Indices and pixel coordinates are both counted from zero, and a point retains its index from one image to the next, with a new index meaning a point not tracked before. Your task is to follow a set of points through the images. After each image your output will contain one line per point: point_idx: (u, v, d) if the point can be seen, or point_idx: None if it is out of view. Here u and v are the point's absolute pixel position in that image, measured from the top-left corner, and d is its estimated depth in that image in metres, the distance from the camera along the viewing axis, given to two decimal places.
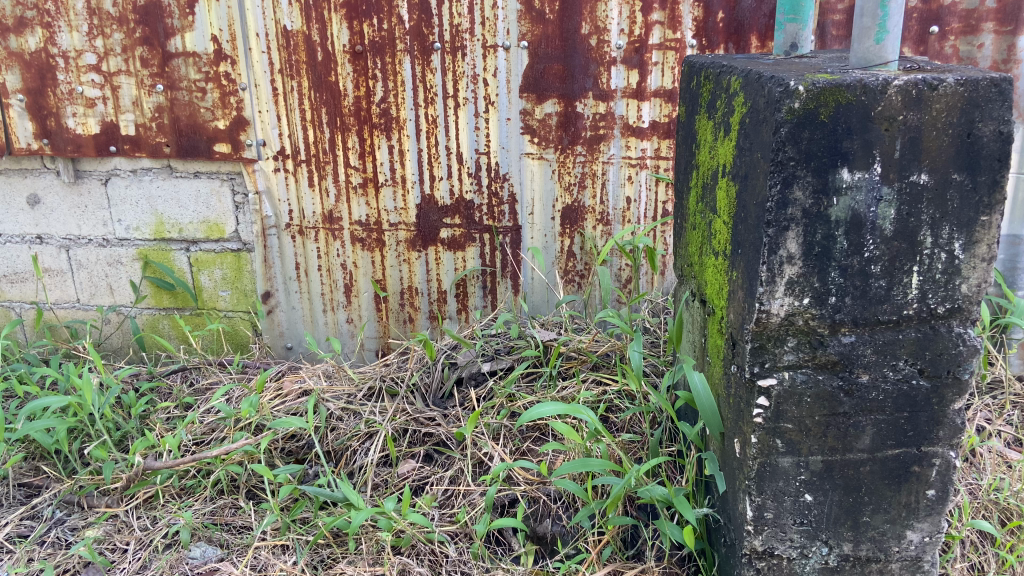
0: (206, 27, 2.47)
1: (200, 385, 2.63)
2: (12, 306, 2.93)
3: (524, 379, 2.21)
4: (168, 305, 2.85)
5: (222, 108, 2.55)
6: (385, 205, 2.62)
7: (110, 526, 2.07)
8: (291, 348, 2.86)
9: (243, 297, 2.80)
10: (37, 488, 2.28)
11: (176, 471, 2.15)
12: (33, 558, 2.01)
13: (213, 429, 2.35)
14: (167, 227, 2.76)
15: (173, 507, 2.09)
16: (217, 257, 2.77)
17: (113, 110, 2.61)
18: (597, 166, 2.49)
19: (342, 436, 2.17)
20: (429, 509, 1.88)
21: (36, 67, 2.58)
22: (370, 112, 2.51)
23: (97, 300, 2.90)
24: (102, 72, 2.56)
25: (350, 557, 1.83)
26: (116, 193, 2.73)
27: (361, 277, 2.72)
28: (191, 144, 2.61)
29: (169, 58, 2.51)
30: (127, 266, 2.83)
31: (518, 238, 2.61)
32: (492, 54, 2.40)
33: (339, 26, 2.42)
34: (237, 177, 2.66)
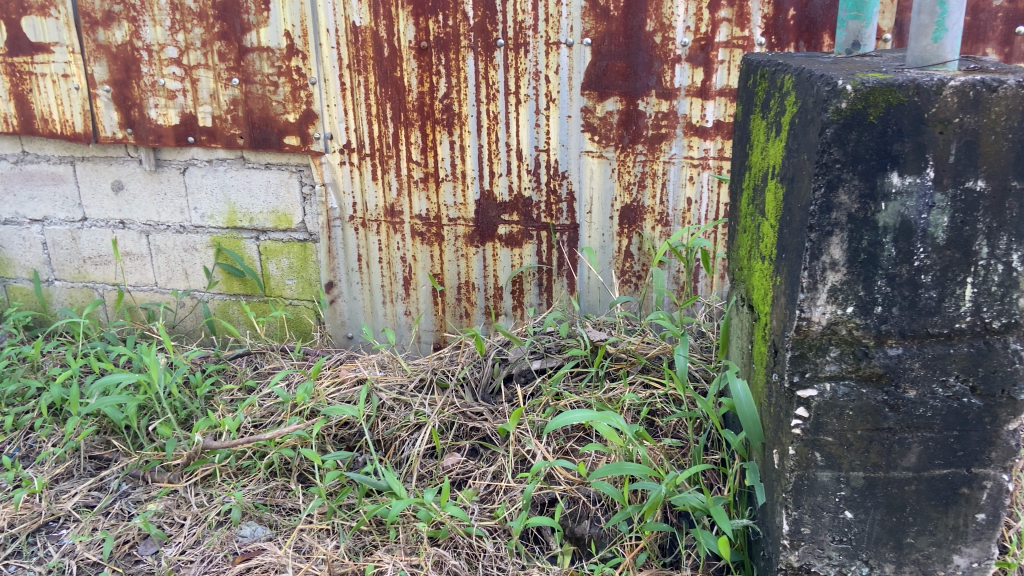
0: (279, 23, 2.54)
1: (263, 370, 2.73)
2: (95, 287, 3.09)
3: (572, 377, 2.21)
4: (237, 292, 2.96)
5: (293, 101, 2.63)
6: (445, 199, 2.64)
7: (170, 501, 2.17)
8: (351, 337, 2.92)
9: (308, 286, 2.88)
10: (107, 460, 2.42)
11: (234, 451, 2.24)
12: (97, 528, 2.13)
13: (271, 412, 2.43)
14: (239, 216, 2.86)
15: (228, 486, 2.18)
16: (284, 246, 2.85)
17: (191, 102, 2.72)
18: (658, 166, 2.45)
19: (392, 426, 2.22)
20: (470, 503, 1.90)
21: (122, 59, 2.72)
22: (433, 108, 2.54)
23: (173, 284, 3.02)
24: (182, 65, 2.68)
25: (389, 545, 1.85)
26: (192, 182, 2.85)
27: (420, 270, 2.76)
28: (263, 136, 2.70)
29: (245, 52, 2.60)
30: (201, 253, 2.94)
31: (575, 236, 2.60)
32: (555, 51, 2.39)
33: (405, 23, 2.46)
34: (305, 169, 2.74)
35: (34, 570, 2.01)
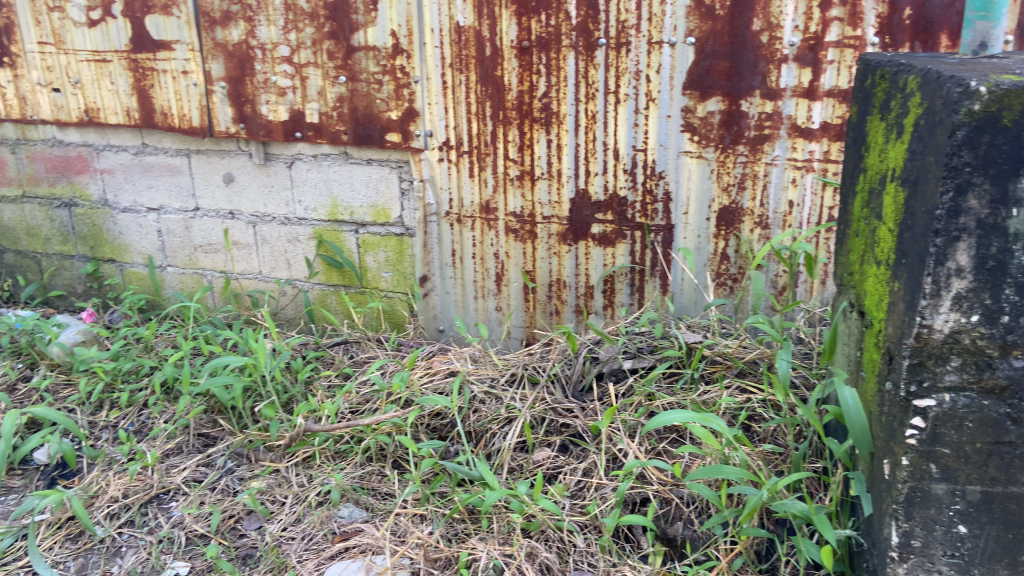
0: (386, 23, 2.62)
1: (359, 359, 2.83)
2: (204, 274, 3.26)
3: (665, 379, 2.21)
4: (336, 283, 3.06)
5: (396, 99, 2.71)
6: (540, 197, 2.67)
7: (272, 480, 2.29)
8: (443, 331, 2.98)
9: (403, 279, 2.96)
10: (213, 438, 2.55)
11: (332, 435, 2.34)
12: (205, 501, 2.26)
13: (366, 399, 2.51)
14: (341, 210, 2.96)
15: (327, 468, 2.28)
16: (382, 240, 2.94)
17: (300, 99, 2.83)
18: (759, 167, 2.41)
19: (483, 419, 2.27)
20: (561, 498, 1.93)
21: (237, 57, 2.86)
22: (532, 107, 2.56)
23: (276, 274, 3.15)
24: (293, 63, 2.79)
25: (482, 534, 1.89)
26: (298, 176, 2.97)
27: (513, 267, 2.79)
28: (366, 133, 2.79)
29: (352, 51, 2.70)
30: (304, 244, 3.06)
31: (670, 237, 2.58)
32: (657, 50, 2.38)
33: (508, 22, 2.50)
34: (405, 165, 2.81)
35: (147, 539, 2.16)
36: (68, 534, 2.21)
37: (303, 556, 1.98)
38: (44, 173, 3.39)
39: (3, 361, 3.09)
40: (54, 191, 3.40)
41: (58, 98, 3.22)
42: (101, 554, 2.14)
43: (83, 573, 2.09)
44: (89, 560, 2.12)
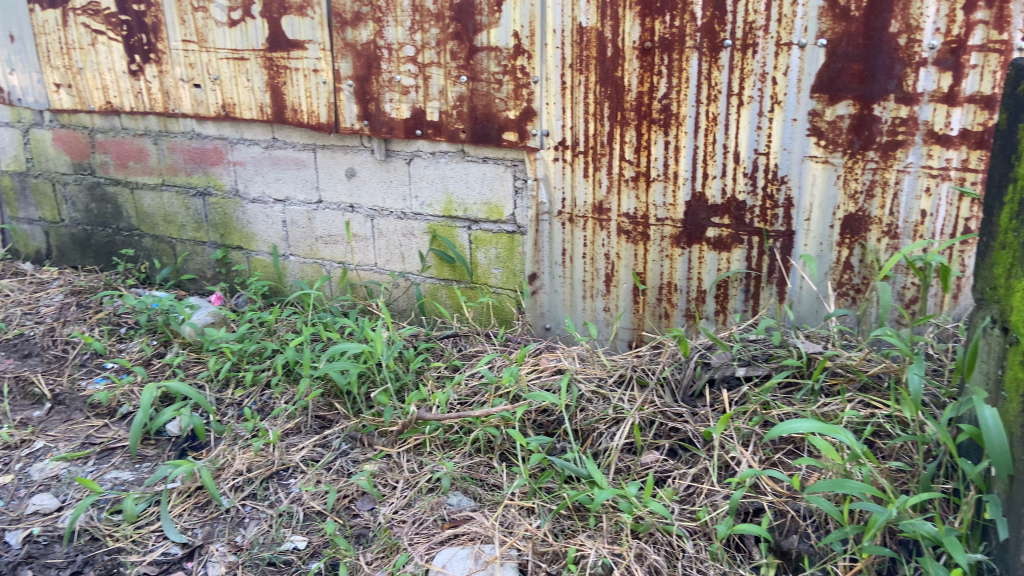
0: (509, 24, 2.67)
1: (468, 352, 2.89)
2: (324, 264, 3.41)
3: (782, 389, 2.17)
4: (447, 277, 3.14)
5: (514, 99, 2.75)
6: (654, 199, 2.65)
7: (383, 463, 2.38)
8: (549, 329, 3.01)
9: (513, 276, 3.00)
10: (329, 420, 2.67)
11: (442, 425, 2.41)
12: (321, 480, 2.38)
13: (475, 392, 2.57)
14: (455, 206, 3.03)
15: (437, 456, 2.35)
16: (494, 236, 2.99)
17: (422, 98, 2.92)
18: (890, 174, 2.32)
19: (590, 418, 2.27)
20: (670, 502, 1.93)
21: (365, 56, 2.97)
22: (651, 108, 2.55)
23: (390, 266, 3.27)
24: (417, 63, 2.88)
25: (590, 531, 1.91)
26: (416, 172, 3.07)
27: (623, 268, 2.78)
28: (483, 131, 2.85)
29: (474, 52, 2.76)
30: (418, 238, 3.16)
31: (790, 244, 2.51)
32: (786, 51, 2.33)
33: (631, 23, 2.50)
34: (520, 164, 2.85)
35: (268, 512, 2.29)
36: (196, 503, 2.36)
37: (414, 540, 2.05)
38: (182, 163, 3.62)
39: (140, 338, 3.32)
40: (191, 180, 3.63)
41: (198, 94, 3.43)
42: (226, 524, 2.27)
43: (210, 540, 2.22)
44: (215, 529, 2.26)
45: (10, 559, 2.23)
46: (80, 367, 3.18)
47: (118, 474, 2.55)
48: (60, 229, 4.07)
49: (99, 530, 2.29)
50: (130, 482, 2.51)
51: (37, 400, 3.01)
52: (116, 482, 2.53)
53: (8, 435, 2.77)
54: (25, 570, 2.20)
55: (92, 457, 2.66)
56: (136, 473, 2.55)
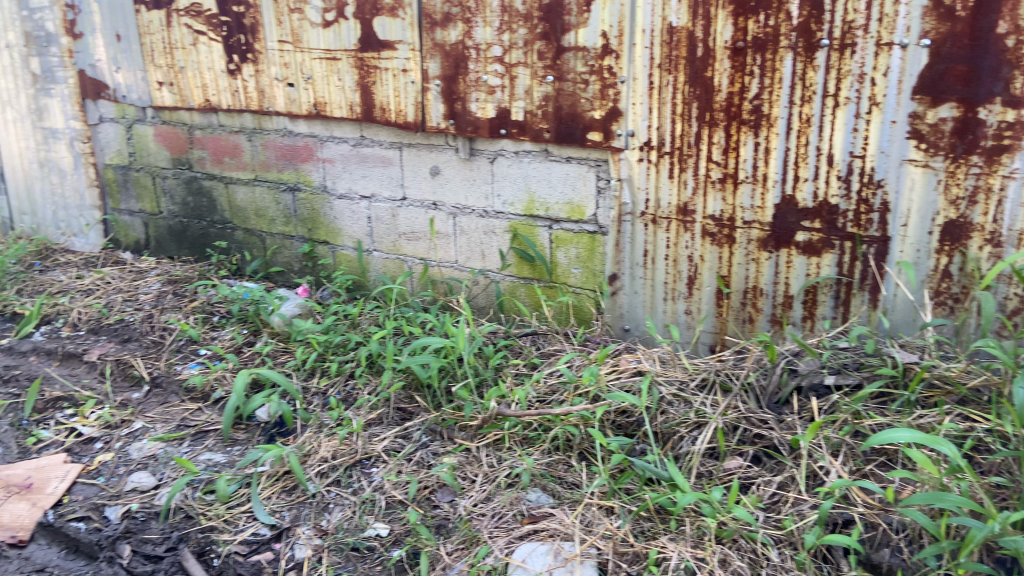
0: (598, 24, 2.67)
1: (547, 350, 2.91)
2: (406, 260, 3.49)
3: (874, 399, 2.16)
4: (526, 275, 3.16)
5: (600, 99, 2.75)
6: (741, 202, 2.61)
7: (462, 457, 2.43)
8: (629, 330, 2.99)
9: (592, 276, 3.00)
10: (410, 413, 2.73)
11: (522, 422, 2.44)
12: (402, 470, 2.44)
13: (553, 390, 2.58)
14: (537, 205, 3.05)
15: (516, 452, 2.38)
16: (575, 236, 3.00)
17: (508, 98, 2.95)
18: (995, 180, 2.24)
19: (671, 421, 2.26)
20: (755, 509, 1.96)
21: (453, 56, 3.02)
22: (741, 109, 2.51)
23: (471, 263, 3.31)
24: (504, 63, 2.91)
25: (672, 534, 1.95)
26: (500, 171, 3.10)
27: (707, 270, 2.75)
28: (568, 131, 2.86)
29: (562, 52, 2.77)
30: (499, 237, 3.19)
31: (885, 250, 2.44)
32: (886, 51, 2.26)
33: (724, 23, 2.47)
34: (603, 164, 2.85)
35: (352, 498, 2.36)
36: (283, 486, 2.44)
37: (494, 533, 2.10)
38: (275, 160, 3.76)
39: (232, 327, 3.46)
40: (282, 176, 3.76)
41: (291, 93, 3.55)
42: (311, 508, 2.35)
43: (297, 523, 2.30)
44: (302, 512, 2.34)
45: (110, 533, 2.36)
46: (176, 353, 3.33)
47: (210, 456, 2.67)
48: (158, 221, 4.27)
49: (193, 508, 2.39)
50: (221, 464, 2.62)
51: (135, 382, 3.17)
52: (208, 463, 2.64)
53: (109, 415, 2.93)
54: (124, 544, 2.32)
55: (187, 438, 2.79)
56: (228, 456, 2.67)
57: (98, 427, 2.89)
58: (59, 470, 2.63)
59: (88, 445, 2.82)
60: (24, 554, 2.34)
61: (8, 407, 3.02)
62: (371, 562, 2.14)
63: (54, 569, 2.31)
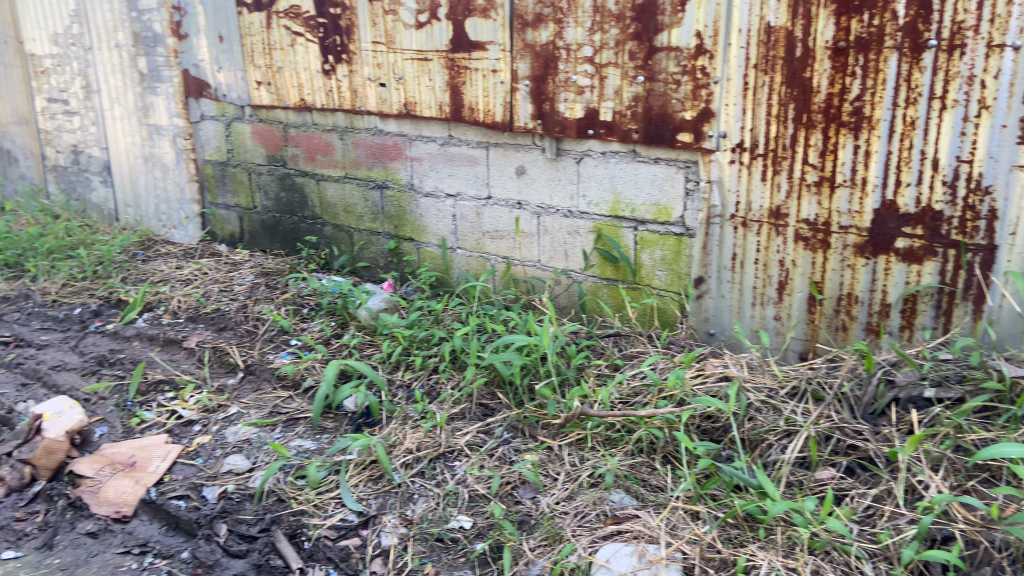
0: (692, 24, 2.65)
1: (629, 352, 2.89)
2: (489, 258, 3.53)
3: (978, 414, 2.13)
4: (610, 276, 3.15)
5: (692, 99, 2.73)
6: (838, 206, 2.54)
7: (544, 455, 2.45)
8: (714, 334, 2.95)
9: (678, 279, 2.97)
10: (493, 409, 2.76)
11: (604, 422, 2.44)
12: (485, 465, 2.47)
13: (637, 393, 2.57)
14: (623, 206, 3.04)
15: (599, 453, 2.39)
16: (660, 238, 2.97)
17: (597, 98, 2.95)
18: None
19: (759, 428, 2.26)
20: (849, 521, 1.96)
21: (543, 57, 3.04)
22: (841, 110, 2.45)
23: (553, 263, 3.32)
24: (594, 63, 2.91)
25: (762, 543, 1.96)
26: (586, 171, 3.10)
27: (798, 276, 2.69)
28: (658, 132, 2.84)
29: (654, 52, 2.75)
30: (582, 237, 3.19)
31: (991, 259, 2.35)
32: (998, 53, 2.19)
33: (825, 22, 2.41)
34: (693, 166, 2.82)
35: (435, 490, 2.41)
36: (370, 475, 2.51)
37: (577, 531, 2.14)
38: (364, 158, 3.86)
39: (320, 319, 3.57)
40: (371, 174, 3.86)
41: (383, 92, 3.64)
42: (397, 498, 2.41)
43: (383, 512, 2.37)
44: (388, 501, 2.40)
45: (207, 512, 2.47)
46: (268, 342, 3.46)
47: (301, 443, 2.76)
48: (253, 215, 4.44)
49: (284, 492, 2.49)
50: (311, 451, 2.71)
51: (231, 369, 3.31)
52: (299, 449, 2.74)
53: (207, 400, 3.07)
54: (220, 523, 2.43)
55: (279, 425, 2.90)
56: (317, 443, 2.76)
57: (196, 410, 3.03)
58: (161, 449, 2.77)
59: (187, 427, 2.96)
60: (128, 529, 2.49)
61: (114, 388, 3.20)
62: (455, 553, 2.21)
63: (155, 545, 2.43)
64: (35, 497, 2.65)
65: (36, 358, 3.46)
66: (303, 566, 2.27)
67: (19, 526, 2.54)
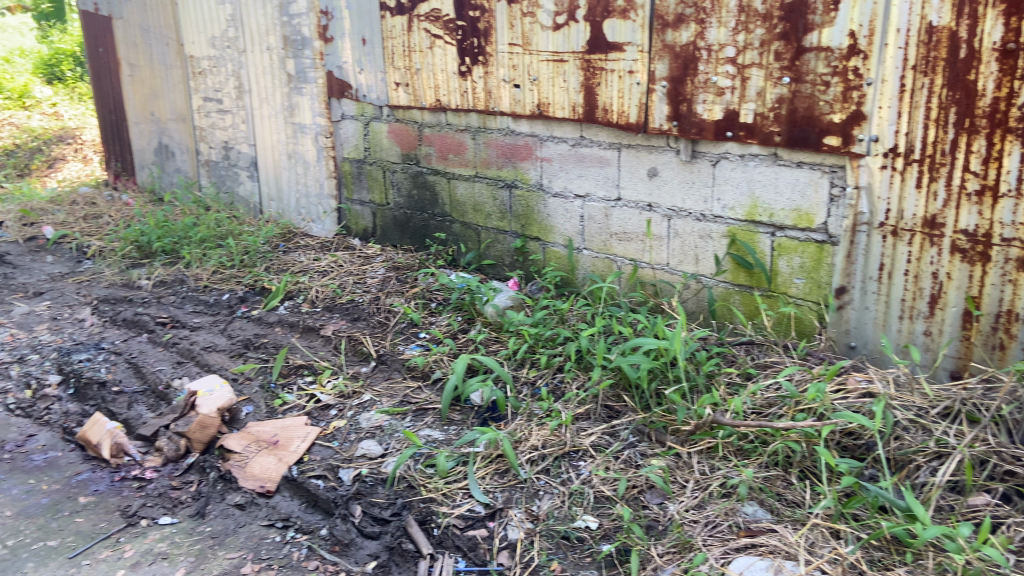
0: (846, 23, 2.55)
1: (763, 362, 2.81)
2: (616, 260, 3.51)
3: None
4: (743, 282, 3.07)
5: (842, 102, 2.62)
6: (1001, 217, 2.40)
7: (672, 461, 2.43)
8: (855, 347, 2.82)
9: (817, 288, 2.86)
10: (617, 412, 2.74)
11: (737, 432, 2.40)
12: (610, 467, 2.47)
13: (771, 404, 2.49)
14: (760, 211, 2.96)
15: (731, 463, 2.35)
16: (800, 245, 2.87)
17: (738, 99, 2.88)
18: None
19: (906, 448, 2.19)
20: (1006, 551, 1.89)
21: (683, 58, 3.00)
22: (1008, 115, 2.32)
23: (683, 267, 3.27)
24: (737, 64, 2.85)
25: (910, 568, 1.92)
26: (721, 174, 3.03)
27: (953, 289, 2.55)
28: (802, 135, 2.74)
29: (802, 52, 2.66)
30: (715, 241, 3.13)
31: None
32: None
33: (993, 22, 2.28)
34: (839, 171, 2.71)
35: (560, 488, 2.43)
36: (496, 469, 2.56)
37: (708, 541, 2.12)
38: (495, 157, 3.92)
39: (448, 313, 3.65)
40: (501, 173, 3.92)
41: (517, 93, 3.69)
42: (523, 493, 2.45)
43: (509, 505, 2.41)
44: (513, 496, 2.44)
45: (343, 493, 2.59)
46: (399, 334, 3.59)
47: (431, 432, 2.85)
48: (386, 211, 4.61)
49: (414, 479, 2.57)
50: (440, 441, 2.79)
51: (364, 358, 3.46)
52: (428, 439, 2.82)
53: (343, 386, 3.22)
54: (355, 504, 2.54)
55: (409, 414, 3.00)
56: (446, 434, 2.83)
57: (333, 395, 3.18)
58: (301, 430, 2.92)
59: (324, 411, 3.11)
60: (272, 503, 2.65)
61: (259, 370, 3.41)
62: (580, 552, 2.23)
63: (296, 520, 2.58)
64: (190, 467, 2.87)
65: (189, 339, 3.73)
66: (432, 552, 2.33)
67: (175, 494, 2.75)
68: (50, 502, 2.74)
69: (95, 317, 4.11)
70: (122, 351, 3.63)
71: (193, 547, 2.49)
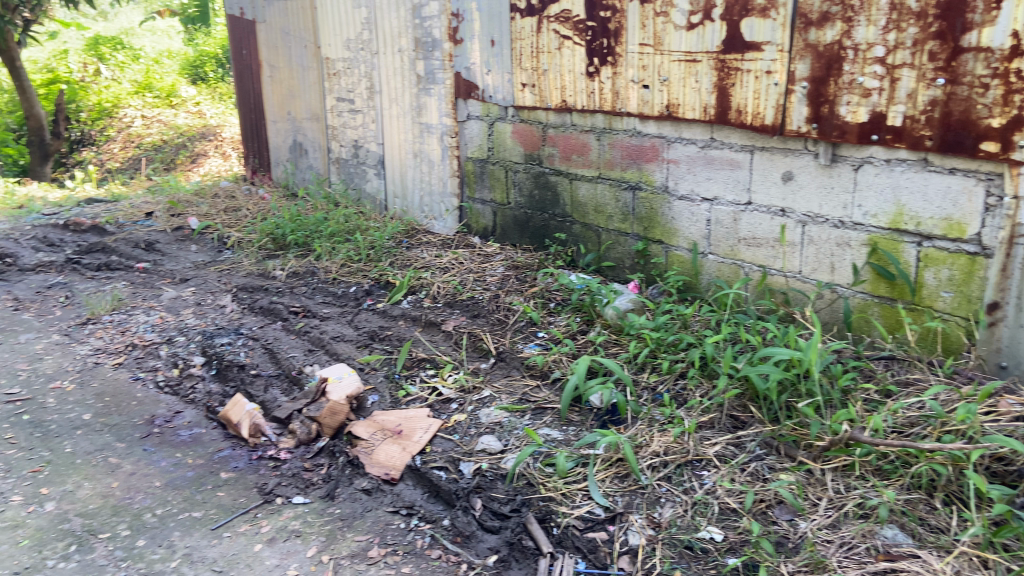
0: (1009, 23, 2.38)
1: (903, 378, 2.66)
2: (744, 266, 3.41)
3: None
4: (883, 294, 2.91)
5: (1002, 105, 2.45)
6: None
7: (803, 477, 2.35)
8: (1006, 368, 2.63)
9: (967, 302, 2.69)
10: (743, 422, 2.66)
11: (876, 450, 2.29)
12: (736, 479, 2.40)
13: (913, 423, 2.36)
14: (906, 219, 2.79)
15: (870, 483, 2.25)
16: (949, 256, 2.70)
17: (886, 101, 2.73)
18: None
19: None
20: None
21: (826, 58, 2.87)
22: None
23: (817, 275, 3.14)
24: (886, 64, 2.70)
25: None
26: (864, 179, 2.89)
27: None
28: (956, 139, 2.58)
29: (959, 52, 2.51)
30: (854, 249, 2.98)
31: None
32: None
33: None
34: (995, 179, 2.54)
35: (683, 497, 2.38)
36: (617, 472, 2.54)
37: (844, 564, 2.05)
38: (620, 159, 3.89)
39: (567, 314, 3.65)
40: (625, 175, 3.89)
41: (646, 94, 3.64)
42: (643, 499, 2.42)
43: (629, 510, 2.39)
44: (634, 501, 2.41)
45: (464, 485, 2.64)
46: (518, 332, 3.63)
47: (550, 431, 2.86)
48: (506, 210, 4.67)
49: (534, 476, 2.59)
50: (559, 441, 2.80)
51: (484, 354, 3.51)
52: (548, 438, 2.83)
53: (464, 380, 3.28)
54: (476, 498, 2.59)
55: (528, 412, 3.02)
56: (565, 434, 2.83)
57: (454, 389, 3.25)
58: (423, 422, 3.00)
59: (445, 404, 3.18)
60: (396, 490, 2.73)
61: (384, 361, 3.53)
62: (704, 564, 2.17)
63: (420, 508, 2.65)
64: (320, 451, 3.00)
65: (320, 328, 3.90)
66: (553, 551, 2.34)
67: (307, 475, 2.89)
68: (195, 475, 2.93)
69: (234, 304, 4.36)
70: (259, 337, 3.84)
71: (323, 527, 2.61)
